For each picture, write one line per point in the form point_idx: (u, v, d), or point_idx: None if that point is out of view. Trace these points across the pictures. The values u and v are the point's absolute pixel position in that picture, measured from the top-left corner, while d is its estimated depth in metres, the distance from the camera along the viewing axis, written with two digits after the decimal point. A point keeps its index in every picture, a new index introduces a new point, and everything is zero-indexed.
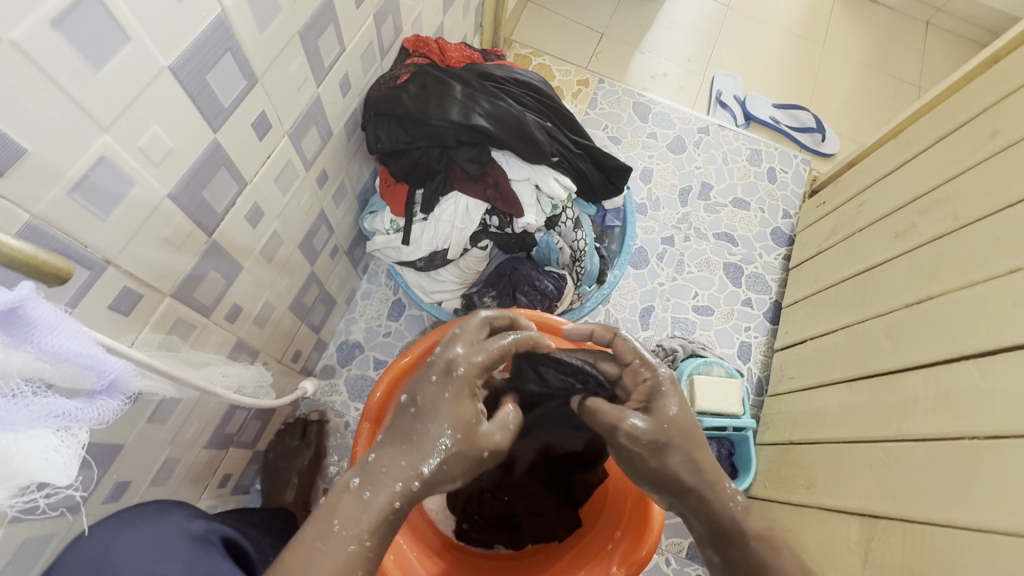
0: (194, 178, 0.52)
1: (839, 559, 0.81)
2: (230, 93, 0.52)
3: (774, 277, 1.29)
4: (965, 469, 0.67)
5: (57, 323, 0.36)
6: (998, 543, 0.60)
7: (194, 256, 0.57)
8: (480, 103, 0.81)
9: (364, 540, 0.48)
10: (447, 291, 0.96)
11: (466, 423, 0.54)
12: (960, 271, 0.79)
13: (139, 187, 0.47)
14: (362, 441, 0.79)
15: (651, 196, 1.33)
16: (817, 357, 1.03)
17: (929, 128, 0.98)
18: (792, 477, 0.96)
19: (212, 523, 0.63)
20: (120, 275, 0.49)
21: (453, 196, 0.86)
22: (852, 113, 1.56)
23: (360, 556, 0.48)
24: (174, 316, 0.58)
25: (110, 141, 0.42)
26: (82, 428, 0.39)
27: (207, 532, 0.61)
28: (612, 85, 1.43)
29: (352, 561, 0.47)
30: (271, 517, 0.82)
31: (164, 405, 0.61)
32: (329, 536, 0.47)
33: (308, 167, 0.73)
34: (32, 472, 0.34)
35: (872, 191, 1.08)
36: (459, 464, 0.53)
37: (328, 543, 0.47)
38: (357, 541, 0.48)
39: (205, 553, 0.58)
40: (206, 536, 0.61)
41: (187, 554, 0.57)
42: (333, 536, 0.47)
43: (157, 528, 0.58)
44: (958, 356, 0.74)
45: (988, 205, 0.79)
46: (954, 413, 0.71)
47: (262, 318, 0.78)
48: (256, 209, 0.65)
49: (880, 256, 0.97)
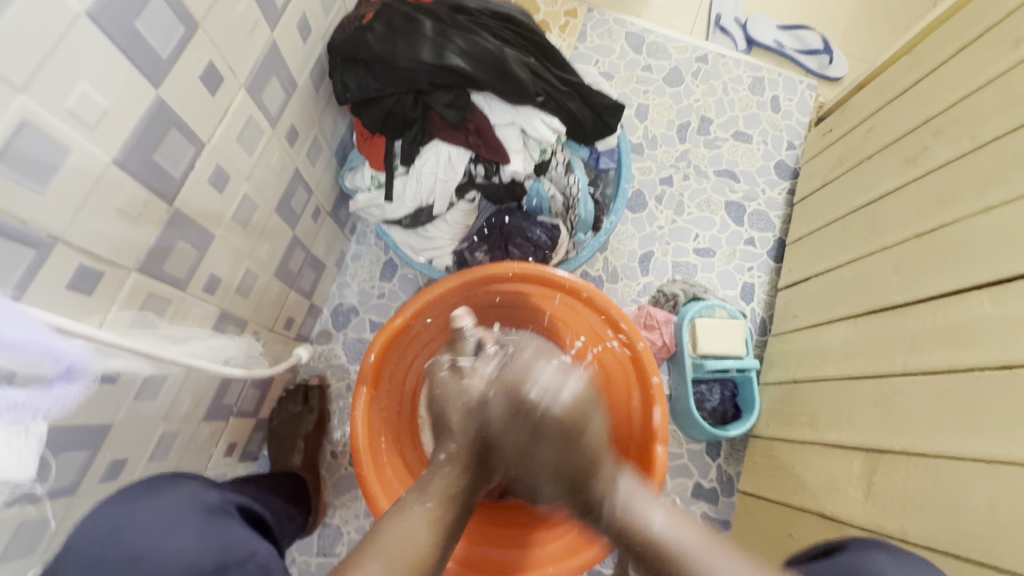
0: (140, 140, 0.48)
1: (840, 493, 0.81)
2: (167, 43, 0.47)
3: (778, 213, 1.24)
4: (974, 401, 0.65)
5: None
6: (1005, 473, 0.59)
7: (156, 227, 0.54)
8: (454, 40, 0.73)
9: (425, 503, 0.59)
10: (436, 248, 0.92)
11: (578, 399, 0.66)
12: (974, 196, 0.75)
13: (76, 155, 0.43)
14: (360, 407, 0.78)
15: (647, 134, 1.26)
16: (820, 293, 1.00)
17: (945, 40, 0.90)
18: (798, 414, 0.95)
19: (225, 494, 0.65)
20: (74, 252, 0.45)
21: (433, 146, 0.80)
22: (862, 31, 1.45)
23: (425, 515, 0.58)
24: (145, 292, 0.55)
25: (30, 103, 0.38)
26: (36, 418, 0.41)
27: (223, 501, 0.63)
28: (601, 14, 1.32)
29: (419, 519, 0.57)
30: (279, 482, 0.83)
31: (150, 382, 0.60)
32: (408, 512, 0.58)
33: (273, 123, 0.68)
34: None
35: (882, 114, 1.00)
36: (581, 446, 0.63)
37: (407, 518, 0.57)
38: (421, 505, 0.59)
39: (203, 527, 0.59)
40: (222, 506, 0.62)
41: (200, 521, 0.57)
42: (409, 511, 0.58)
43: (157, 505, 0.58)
44: (971, 286, 0.71)
45: (1005, 122, 0.74)
46: (963, 344, 0.69)
47: (245, 287, 0.76)
48: (220, 172, 0.61)
49: (890, 183, 0.92)
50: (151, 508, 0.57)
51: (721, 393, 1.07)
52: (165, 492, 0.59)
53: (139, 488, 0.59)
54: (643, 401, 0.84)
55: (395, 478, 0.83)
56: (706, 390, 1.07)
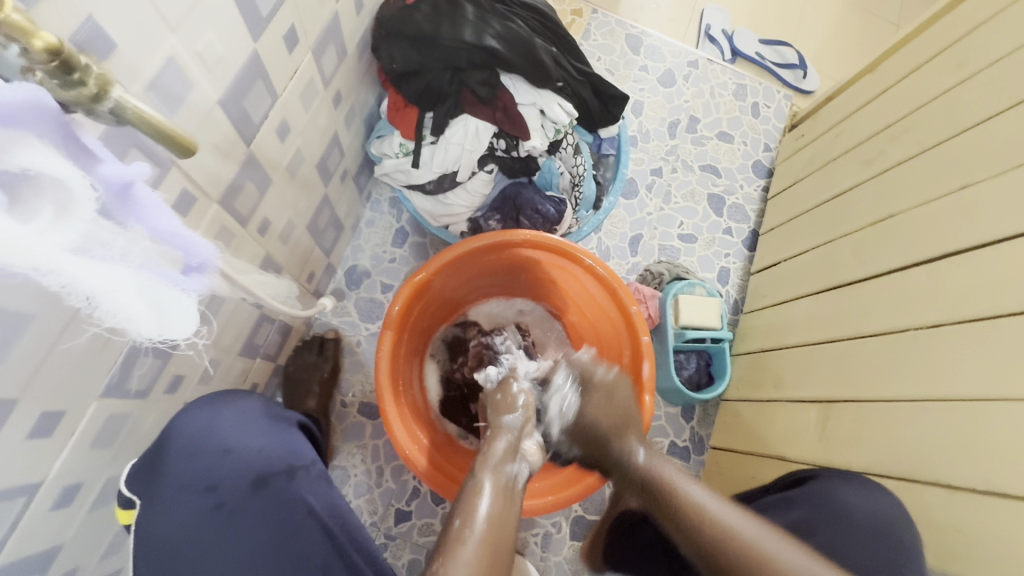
0: (238, 88, 0.56)
1: (797, 442, 0.93)
2: (267, 4, 0.55)
3: (753, 207, 1.38)
4: (915, 355, 0.77)
5: (156, 205, 0.40)
6: (920, 410, 0.73)
7: (236, 165, 0.61)
8: (492, 24, 0.83)
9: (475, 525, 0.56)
10: (454, 214, 1.01)
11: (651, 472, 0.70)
12: (916, 191, 0.88)
13: (197, 92, 0.50)
14: (385, 348, 0.88)
15: (641, 128, 1.39)
16: (783, 276, 1.16)
17: (904, 60, 1.04)
18: (766, 376, 1.07)
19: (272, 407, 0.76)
20: (181, 177, 0.53)
21: (462, 119, 0.90)
22: (833, 51, 1.59)
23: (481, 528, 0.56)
24: (220, 223, 0.63)
25: (177, 45, 0.45)
26: (186, 298, 0.45)
27: (273, 413, 0.75)
28: (605, 16, 1.44)
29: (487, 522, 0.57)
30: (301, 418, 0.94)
31: (212, 305, 0.67)
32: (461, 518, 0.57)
33: (326, 85, 0.76)
34: (161, 325, 0.43)
35: (848, 122, 1.14)
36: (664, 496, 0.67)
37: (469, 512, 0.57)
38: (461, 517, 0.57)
39: (282, 430, 0.72)
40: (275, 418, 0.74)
41: (267, 428, 0.70)
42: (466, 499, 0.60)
43: (250, 402, 0.73)
44: (909, 264, 0.84)
45: (946, 131, 0.87)
46: (901, 310, 0.82)
47: (285, 235, 0.83)
48: (284, 124, 0.68)
49: (852, 180, 1.04)
50: (238, 411, 0.70)
51: (697, 362, 1.20)
52: (234, 403, 0.71)
53: (222, 394, 0.72)
54: (633, 359, 0.96)
55: (413, 405, 0.98)
56: (684, 359, 1.19)
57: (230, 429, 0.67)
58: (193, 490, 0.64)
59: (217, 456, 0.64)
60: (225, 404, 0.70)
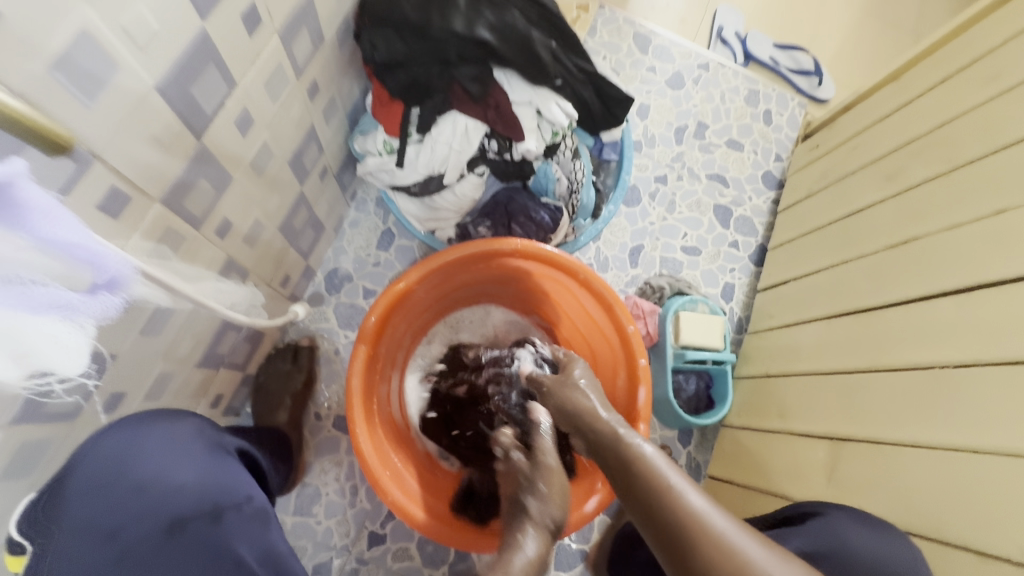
0: (182, 72, 0.48)
1: (801, 481, 0.86)
2: None
3: (762, 220, 1.31)
4: (939, 395, 0.69)
5: (49, 210, 0.37)
6: (943, 457, 0.66)
7: (184, 160, 0.54)
8: (484, 14, 0.77)
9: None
10: (441, 219, 0.94)
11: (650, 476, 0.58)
12: (944, 212, 0.80)
13: (125, 74, 0.43)
14: (358, 364, 0.81)
15: (646, 133, 1.31)
16: (792, 297, 1.08)
17: (932, 68, 0.97)
18: (771, 404, 1.00)
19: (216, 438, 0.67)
20: (108, 173, 0.45)
21: (451, 117, 0.82)
22: (851, 58, 1.51)
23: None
24: (165, 225, 0.55)
25: (93, 17, 0.38)
26: (85, 320, 0.43)
27: (215, 442, 0.66)
28: (612, 12, 1.36)
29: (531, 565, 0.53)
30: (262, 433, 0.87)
31: (158, 316, 0.60)
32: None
33: (299, 74, 0.69)
34: (50, 356, 0.41)
35: (866, 134, 1.07)
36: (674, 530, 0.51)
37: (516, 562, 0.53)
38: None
39: (224, 463, 0.63)
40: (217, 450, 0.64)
41: (203, 460, 0.61)
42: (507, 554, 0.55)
43: (183, 423, 0.64)
44: (933, 294, 0.77)
45: (978, 148, 0.79)
46: (923, 343, 0.75)
47: (252, 237, 0.76)
48: (246, 116, 0.61)
49: (871, 196, 0.97)
50: (163, 436, 0.60)
51: (696, 383, 1.13)
52: (168, 426, 0.62)
53: (157, 412, 0.63)
54: (629, 382, 0.89)
55: (389, 423, 0.91)
56: (683, 379, 1.12)
57: (150, 458, 0.58)
58: (95, 532, 0.53)
59: (126, 495, 0.55)
60: (152, 424, 0.61)
